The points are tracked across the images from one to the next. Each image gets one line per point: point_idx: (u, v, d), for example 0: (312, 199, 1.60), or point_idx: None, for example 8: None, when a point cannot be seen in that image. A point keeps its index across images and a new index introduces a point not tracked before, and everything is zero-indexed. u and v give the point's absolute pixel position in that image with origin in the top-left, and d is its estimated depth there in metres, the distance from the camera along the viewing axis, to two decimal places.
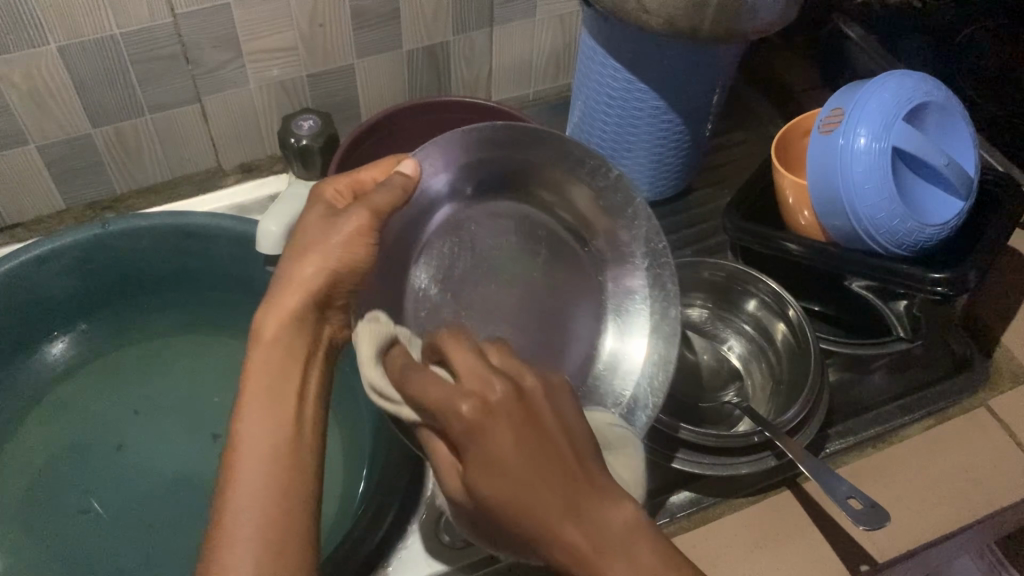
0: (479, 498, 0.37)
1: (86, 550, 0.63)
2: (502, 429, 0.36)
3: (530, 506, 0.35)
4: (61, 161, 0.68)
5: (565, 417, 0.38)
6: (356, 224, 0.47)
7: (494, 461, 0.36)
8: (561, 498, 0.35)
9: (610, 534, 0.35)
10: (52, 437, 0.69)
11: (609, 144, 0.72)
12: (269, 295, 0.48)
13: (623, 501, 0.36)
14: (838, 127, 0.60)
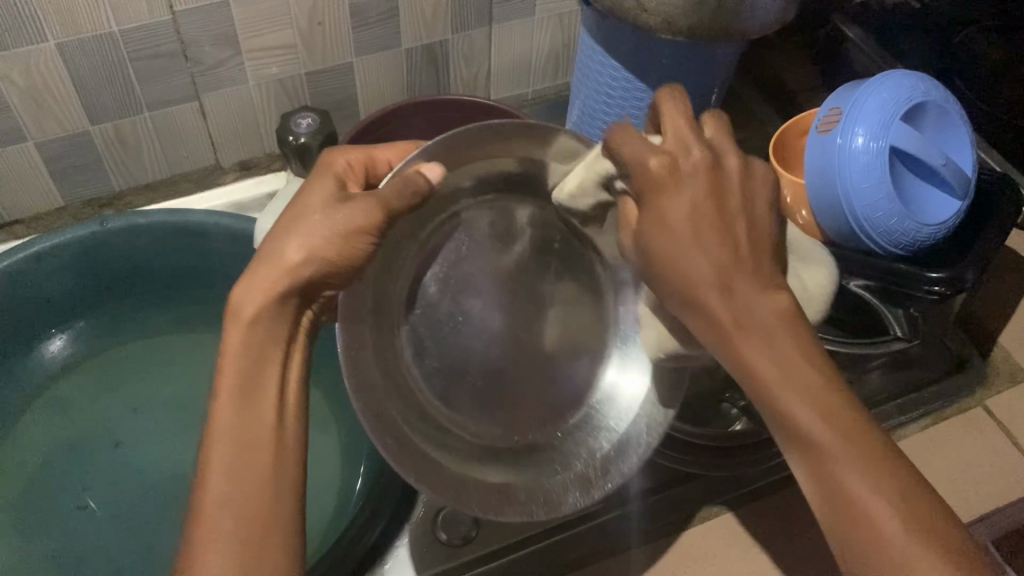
0: (643, 251, 0.37)
1: (84, 546, 0.64)
2: (685, 192, 0.35)
3: (686, 267, 0.35)
4: (60, 158, 0.68)
5: (754, 208, 0.36)
6: (362, 215, 0.42)
7: (678, 190, 0.35)
8: (718, 264, 0.35)
9: (758, 314, 0.35)
10: (50, 434, 0.69)
11: None
12: (250, 270, 0.42)
13: (778, 290, 0.35)
14: (836, 126, 0.60)
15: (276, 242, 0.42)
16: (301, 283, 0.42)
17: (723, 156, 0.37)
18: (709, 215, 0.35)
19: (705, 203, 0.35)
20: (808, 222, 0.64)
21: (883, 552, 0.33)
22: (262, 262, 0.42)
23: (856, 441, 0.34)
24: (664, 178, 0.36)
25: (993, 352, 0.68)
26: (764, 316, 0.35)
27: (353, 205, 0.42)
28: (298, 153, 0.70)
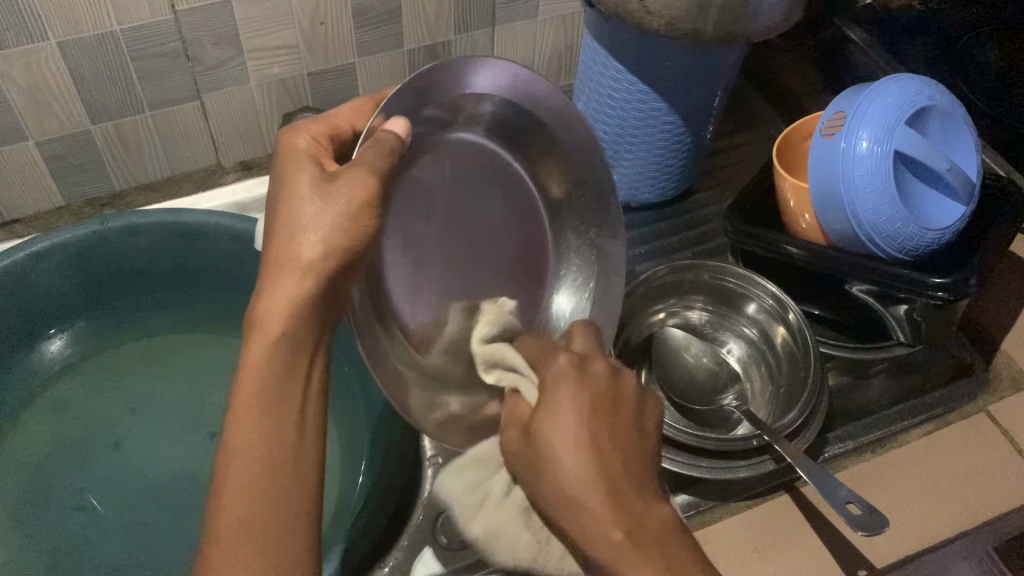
0: (532, 450, 0.40)
1: (81, 547, 0.63)
2: (572, 395, 0.41)
3: (568, 476, 0.38)
4: (60, 157, 0.67)
5: (646, 428, 0.42)
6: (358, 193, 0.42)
7: (567, 394, 0.41)
8: (607, 477, 0.38)
9: (652, 526, 0.37)
10: (48, 434, 0.69)
11: (610, 144, 0.72)
12: (270, 270, 0.44)
13: (663, 506, 0.39)
14: (840, 131, 0.60)
15: (290, 241, 0.43)
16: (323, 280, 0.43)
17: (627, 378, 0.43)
18: (599, 421, 0.40)
19: (604, 400, 0.41)
20: (812, 225, 0.64)
21: None
22: (277, 270, 0.43)
23: None
24: (569, 371, 0.42)
25: (996, 358, 0.68)
26: (651, 523, 0.37)
27: (346, 184, 0.42)
28: None
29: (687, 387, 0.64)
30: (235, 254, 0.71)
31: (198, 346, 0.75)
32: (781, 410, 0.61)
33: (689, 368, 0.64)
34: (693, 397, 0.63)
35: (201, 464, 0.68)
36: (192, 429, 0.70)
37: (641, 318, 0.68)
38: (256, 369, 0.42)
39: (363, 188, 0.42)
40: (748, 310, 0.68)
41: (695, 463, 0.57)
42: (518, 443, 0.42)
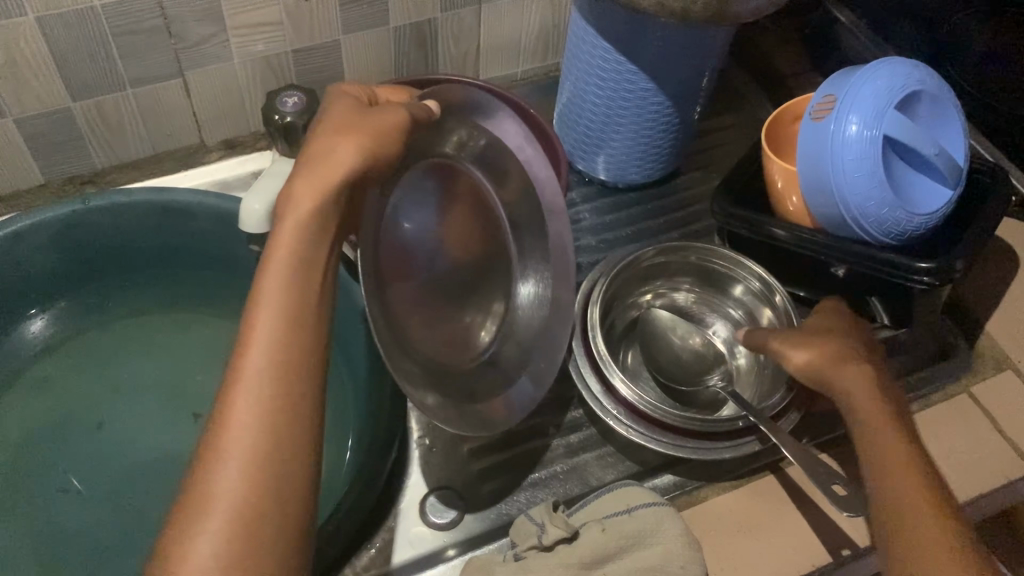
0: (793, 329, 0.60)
1: (65, 528, 0.63)
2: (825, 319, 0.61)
3: (830, 365, 0.57)
4: (40, 134, 0.66)
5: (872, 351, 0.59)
6: (385, 137, 0.47)
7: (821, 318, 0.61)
8: (848, 348, 0.58)
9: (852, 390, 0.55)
10: (30, 415, 0.68)
11: (598, 126, 0.72)
12: (301, 230, 0.45)
13: (850, 386, 0.56)
14: (830, 113, 0.60)
15: (326, 188, 0.45)
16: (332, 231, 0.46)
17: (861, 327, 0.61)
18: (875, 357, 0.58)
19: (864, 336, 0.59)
20: (799, 207, 0.64)
21: (874, 459, 0.52)
22: (312, 220, 0.45)
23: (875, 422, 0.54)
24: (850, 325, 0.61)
25: (979, 339, 0.68)
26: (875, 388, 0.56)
27: (378, 125, 0.47)
28: (283, 132, 0.67)
29: (669, 367, 0.65)
30: (220, 235, 0.70)
31: (182, 326, 0.74)
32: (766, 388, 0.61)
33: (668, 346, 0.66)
34: (676, 376, 0.64)
35: (186, 445, 0.68)
36: (177, 410, 0.70)
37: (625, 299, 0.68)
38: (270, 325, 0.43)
39: (386, 140, 0.47)
40: (736, 291, 0.68)
41: (682, 443, 0.58)
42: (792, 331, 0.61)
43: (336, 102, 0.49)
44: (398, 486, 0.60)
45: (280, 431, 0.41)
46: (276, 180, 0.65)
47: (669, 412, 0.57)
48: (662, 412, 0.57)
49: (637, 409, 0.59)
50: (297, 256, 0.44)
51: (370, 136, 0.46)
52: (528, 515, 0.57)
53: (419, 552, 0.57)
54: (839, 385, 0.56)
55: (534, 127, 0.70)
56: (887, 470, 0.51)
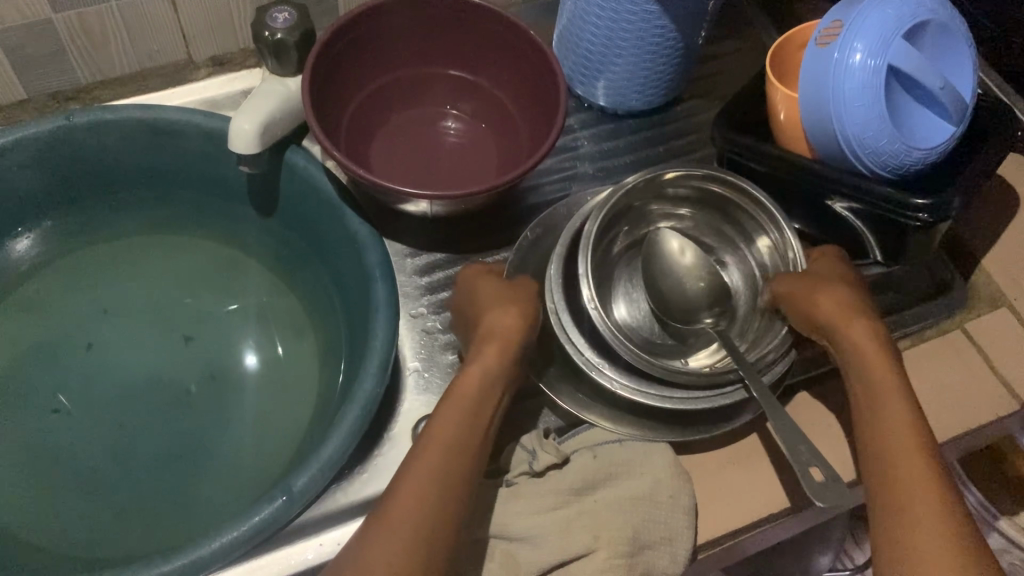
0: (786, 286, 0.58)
1: (58, 447, 0.63)
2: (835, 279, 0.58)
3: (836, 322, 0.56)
4: (20, 48, 0.64)
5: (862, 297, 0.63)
6: (517, 316, 0.56)
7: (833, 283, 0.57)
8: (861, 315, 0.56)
9: (863, 348, 0.55)
10: (18, 332, 0.68)
11: (598, 50, 0.69)
12: (460, 395, 0.52)
13: (855, 341, 0.55)
14: (834, 40, 0.58)
15: (475, 362, 0.54)
16: (488, 397, 0.53)
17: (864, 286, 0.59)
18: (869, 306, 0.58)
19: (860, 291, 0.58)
20: (797, 140, 0.63)
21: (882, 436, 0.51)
22: (479, 394, 0.52)
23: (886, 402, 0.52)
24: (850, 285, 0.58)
25: (975, 277, 0.68)
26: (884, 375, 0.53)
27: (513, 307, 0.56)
28: (274, 49, 0.64)
29: (672, 296, 0.63)
30: (210, 155, 0.68)
31: (170, 248, 0.73)
32: (757, 341, 0.60)
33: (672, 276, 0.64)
34: (669, 308, 0.63)
35: (179, 369, 0.68)
36: (168, 333, 0.70)
37: (641, 209, 0.66)
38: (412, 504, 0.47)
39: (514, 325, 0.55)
40: (750, 231, 0.65)
41: (667, 395, 0.57)
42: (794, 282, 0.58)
43: (481, 287, 0.58)
44: (393, 411, 0.61)
45: (429, 541, 0.46)
46: (267, 100, 0.63)
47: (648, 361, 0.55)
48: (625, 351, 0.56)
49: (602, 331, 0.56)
50: (459, 411, 0.51)
51: (527, 308, 0.57)
52: (519, 441, 0.57)
53: None
54: (840, 335, 0.56)
55: (526, 45, 0.67)
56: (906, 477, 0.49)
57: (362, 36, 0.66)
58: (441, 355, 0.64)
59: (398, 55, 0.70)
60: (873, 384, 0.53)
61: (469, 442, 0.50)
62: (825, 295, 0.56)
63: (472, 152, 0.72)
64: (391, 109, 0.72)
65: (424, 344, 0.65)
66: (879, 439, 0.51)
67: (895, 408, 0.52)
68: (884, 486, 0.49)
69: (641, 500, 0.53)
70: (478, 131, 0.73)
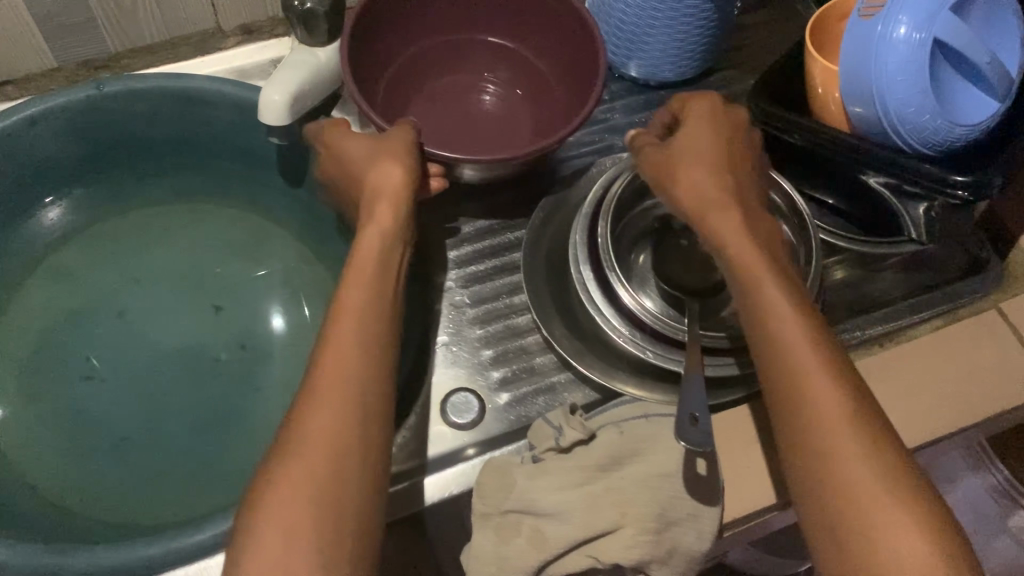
0: (654, 170, 0.54)
1: (92, 414, 0.65)
2: (692, 160, 0.52)
3: (703, 209, 0.51)
4: (50, 17, 0.64)
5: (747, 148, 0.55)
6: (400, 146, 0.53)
7: (688, 164, 0.52)
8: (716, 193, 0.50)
9: (722, 231, 0.49)
10: (52, 301, 0.69)
11: (632, 20, 0.68)
12: (352, 266, 0.50)
13: (727, 216, 0.50)
14: (878, 12, 0.57)
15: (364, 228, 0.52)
16: (378, 266, 0.50)
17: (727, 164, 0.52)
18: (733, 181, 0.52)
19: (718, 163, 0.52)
20: (836, 115, 0.62)
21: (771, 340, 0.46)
22: (368, 258, 0.50)
23: (770, 302, 0.46)
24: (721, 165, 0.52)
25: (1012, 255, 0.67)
26: (750, 269, 0.47)
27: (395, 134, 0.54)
28: (302, 19, 0.64)
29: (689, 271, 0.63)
30: (238, 124, 0.68)
31: (200, 216, 0.74)
32: None
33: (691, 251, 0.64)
34: (687, 287, 0.62)
35: (208, 338, 0.69)
36: (199, 302, 0.71)
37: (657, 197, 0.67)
38: (334, 379, 0.45)
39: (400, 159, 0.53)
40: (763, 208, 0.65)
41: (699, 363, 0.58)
42: (659, 156, 0.54)
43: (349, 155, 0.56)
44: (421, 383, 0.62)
45: (362, 427, 0.44)
46: (295, 70, 0.63)
47: (675, 327, 0.58)
48: (658, 321, 0.58)
49: (633, 311, 0.59)
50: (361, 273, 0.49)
51: (408, 157, 0.53)
52: (545, 417, 0.57)
53: (437, 450, 0.59)
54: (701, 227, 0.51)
55: (562, 9, 0.65)
56: (821, 408, 0.43)
57: (393, 4, 0.65)
58: (470, 329, 0.64)
59: (432, 24, 0.69)
60: (746, 271, 0.48)
61: (369, 309, 0.48)
62: (689, 180, 0.51)
63: (504, 123, 0.71)
64: (423, 81, 0.71)
65: (452, 317, 0.65)
66: (773, 369, 0.45)
67: (772, 293, 0.46)
68: (785, 409, 0.45)
69: (672, 477, 0.53)
70: (510, 100, 0.72)
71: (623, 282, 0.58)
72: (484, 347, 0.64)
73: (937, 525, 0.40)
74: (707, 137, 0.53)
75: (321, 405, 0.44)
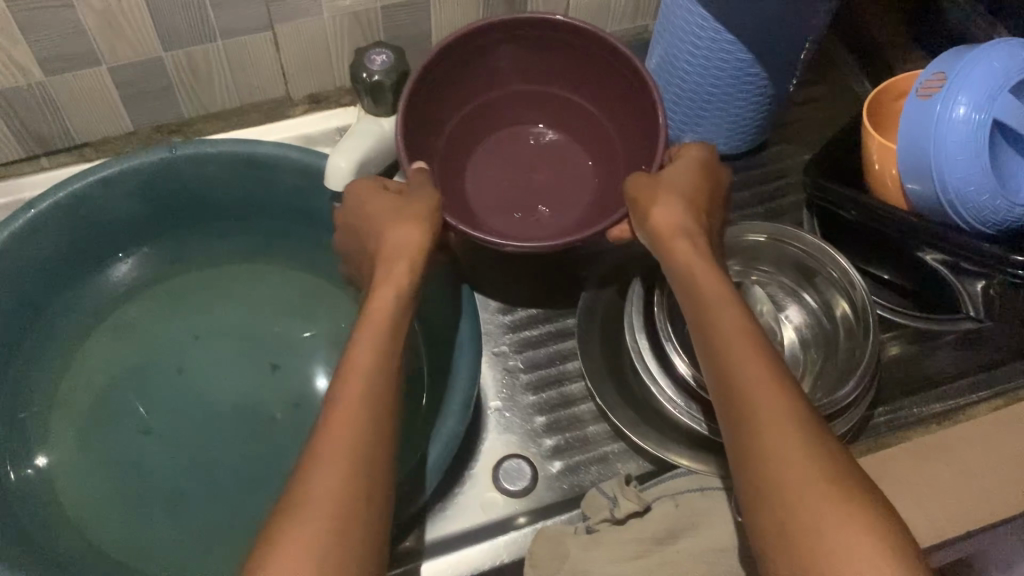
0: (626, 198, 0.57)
1: (149, 468, 0.66)
2: (660, 190, 0.56)
3: (668, 233, 0.54)
4: (130, 84, 0.67)
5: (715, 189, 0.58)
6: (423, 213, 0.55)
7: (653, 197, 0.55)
8: (679, 219, 0.54)
9: (683, 253, 0.52)
10: (115, 355, 0.70)
11: (688, 95, 0.70)
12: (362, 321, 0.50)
13: (684, 240, 0.53)
14: (937, 93, 0.57)
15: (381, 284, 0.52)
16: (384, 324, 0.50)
17: (694, 202, 0.56)
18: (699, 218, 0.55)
19: (681, 195, 0.56)
20: (893, 192, 0.62)
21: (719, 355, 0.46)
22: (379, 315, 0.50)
23: (724, 316, 0.48)
24: (688, 202, 0.56)
25: None
26: (710, 289, 0.50)
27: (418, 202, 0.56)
28: (370, 90, 0.65)
29: None
30: (302, 188, 0.70)
31: (260, 274, 0.75)
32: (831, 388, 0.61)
33: None
34: None
35: (264, 396, 0.70)
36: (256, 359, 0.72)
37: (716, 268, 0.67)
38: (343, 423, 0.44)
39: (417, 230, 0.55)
40: (821, 285, 0.65)
41: None
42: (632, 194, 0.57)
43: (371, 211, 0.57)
44: (474, 448, 0.62)
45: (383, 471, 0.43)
46: (361, 139, 0.65)
47: None
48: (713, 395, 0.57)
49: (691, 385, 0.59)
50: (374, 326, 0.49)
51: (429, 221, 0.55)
52: (599, 487, 0.57)
53: (489, 517, 0.59)
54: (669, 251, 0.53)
55: (616, 61, 0.64)
56: (761, 417, 0.42)
57: (460, 59, 0.65)
58: (523, 395, 0.65)
59: (518, 79, 0.70)
60: (702, 289, 0.50)
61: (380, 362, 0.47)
62: (656, 208, 0.55)
63: (562, 185, 0.71)
64: (483, 140, 0.72)
65: (506, 382, 0.65)
66: (721, 382, 0.45)
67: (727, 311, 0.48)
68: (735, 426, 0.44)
69: (726, 553, 0.52)
70: (558, 160, 0.73)
71: (681, 355, 0.59)
72: (537, 414, 0.64)
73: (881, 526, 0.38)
74: (687, 173, 0.57)
75: (330, 458, 0.42)
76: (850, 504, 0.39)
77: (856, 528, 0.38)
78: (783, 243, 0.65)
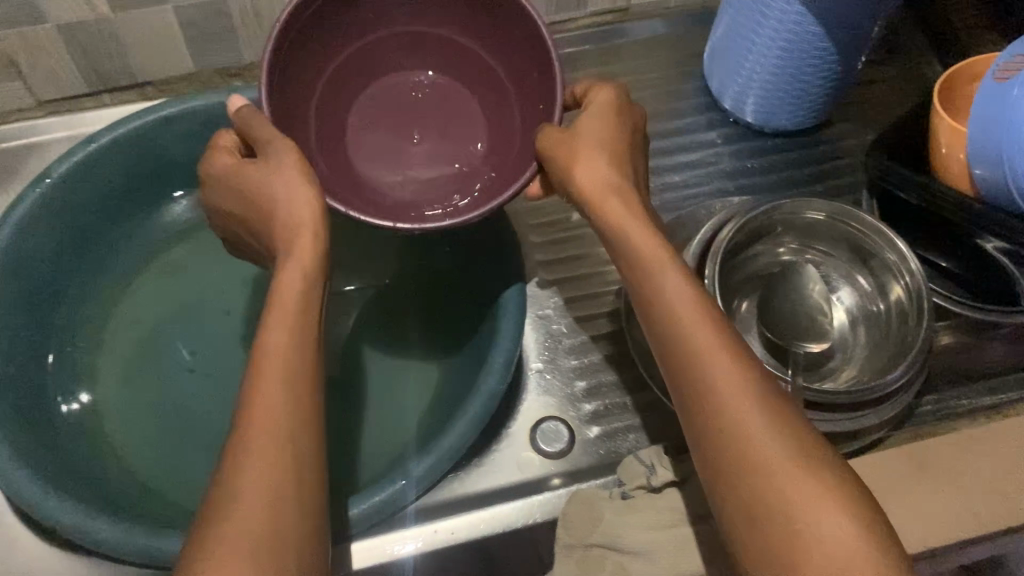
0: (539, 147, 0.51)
1: (192, 404, 0.67)
2: (585, 137, 0.48)
3: (595, 201, 0.47)
4: (195, 25, 0.67)
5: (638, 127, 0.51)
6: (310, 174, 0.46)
7: (584, 156, 0.47)
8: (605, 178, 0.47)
9: (611, 220, 0.46)
10: (164, 292, 0.71)
11: (753, 67, 0.68)
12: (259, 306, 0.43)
13: (613, 202, 0.46)
14: (1015, 76, 0.56)
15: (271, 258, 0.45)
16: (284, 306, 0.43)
17: (622, 154, 0.48)
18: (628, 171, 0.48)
19: (606, 141, 0.48)
20: (959, 176, 0.61)
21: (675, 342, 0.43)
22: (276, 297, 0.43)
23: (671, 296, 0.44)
24: (615, 158, 0.48)
25: None
26: (651, 261, 0.44)
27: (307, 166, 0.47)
28: None
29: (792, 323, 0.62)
30: None
31: None
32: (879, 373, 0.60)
33: (799, 304, 0.62)
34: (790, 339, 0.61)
35: None
36: None
37: (769, 244, 0.66)
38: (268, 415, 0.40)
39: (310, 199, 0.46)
40: (876, 267, 0.64)
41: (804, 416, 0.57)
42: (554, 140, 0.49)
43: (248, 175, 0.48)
44: (513, 408, 0.62)
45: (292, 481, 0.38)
46: None
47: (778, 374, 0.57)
48: None
49: None
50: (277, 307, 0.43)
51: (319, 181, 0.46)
52: (637, 454, 0.57)
53: (525, 476, 0.60)
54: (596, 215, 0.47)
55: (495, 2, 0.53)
56: (725, 407, 0.40)
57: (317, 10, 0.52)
58: (566, 358, 0.65)
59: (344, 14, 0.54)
60: (642, 261, 0.45)
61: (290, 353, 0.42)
62: (588, 168, 0.47)
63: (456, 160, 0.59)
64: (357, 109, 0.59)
65: (548, 345, 0.65)
66: (679, 370, 0.42)
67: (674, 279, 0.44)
68: (699, 414, 0.41)
69: None
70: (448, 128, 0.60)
71: None
72: (578, 378, 0.64)
73: (861, 511, 0.37)
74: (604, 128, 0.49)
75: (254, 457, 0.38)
76: (833, 494, 0.37)
77: (842, 521, 0.37)
78: (844, 223, 0.63)
